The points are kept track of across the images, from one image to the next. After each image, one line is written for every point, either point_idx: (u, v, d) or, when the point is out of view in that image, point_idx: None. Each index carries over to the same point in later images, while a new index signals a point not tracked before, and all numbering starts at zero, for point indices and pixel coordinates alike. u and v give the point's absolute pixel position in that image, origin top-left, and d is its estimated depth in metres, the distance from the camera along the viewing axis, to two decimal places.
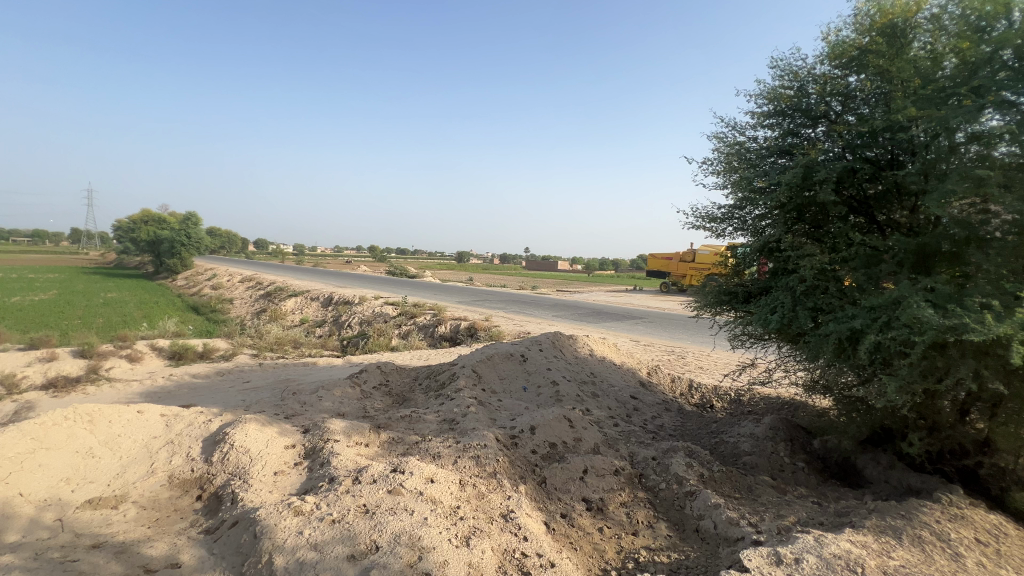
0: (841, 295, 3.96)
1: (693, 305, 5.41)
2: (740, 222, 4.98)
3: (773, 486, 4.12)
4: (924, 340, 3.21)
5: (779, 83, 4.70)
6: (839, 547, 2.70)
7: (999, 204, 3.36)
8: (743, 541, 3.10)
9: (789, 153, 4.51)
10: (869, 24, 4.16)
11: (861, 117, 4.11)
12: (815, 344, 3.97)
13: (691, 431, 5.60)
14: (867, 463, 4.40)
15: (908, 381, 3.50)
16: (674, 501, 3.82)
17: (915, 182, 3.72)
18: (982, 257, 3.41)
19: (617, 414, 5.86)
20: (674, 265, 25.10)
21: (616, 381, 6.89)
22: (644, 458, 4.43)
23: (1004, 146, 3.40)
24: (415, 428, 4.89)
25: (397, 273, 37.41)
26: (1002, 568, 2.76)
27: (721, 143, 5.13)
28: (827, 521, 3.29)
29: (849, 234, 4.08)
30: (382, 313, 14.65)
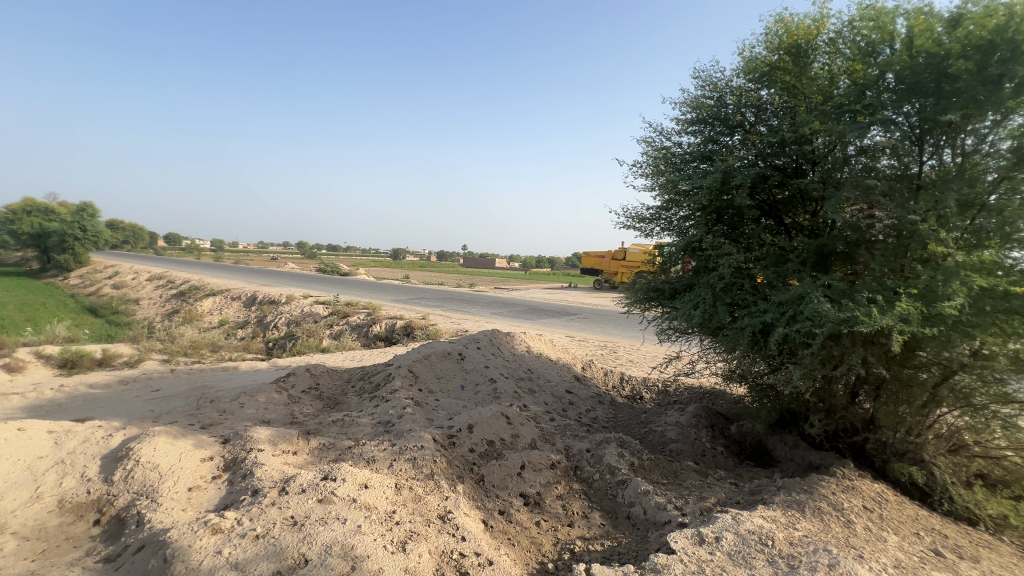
0: (754, 292, 4.31)
1: (625, 301, 5.66)
2: (666, 223, 5.29)
3: (696, 470, 4.41)
4: (823, 331, 3.57)
5: (701, 93, 5.05)
6: (754, 523, 2.93)
7: (883, 211, 3.79)
8: (669, 525, 3.28)
9: (709, 158, 4.82)
10: (778, 43, 4.55)
11: (771, 128, 4.47)
12: (733, 336, 4.30)
13: (623, 422, 5.86)
14: (776, 444, 4.82)
15: (810, 368, 3.89)
16: (608, 491, 3.97)
17: (815, 189, 4.12)
18: (869, 257, 3.85)
19: (554, 409, 5.99)
20: (606, 263, 26.10)
21: (552, 377, 7.05)
22: (579, 451, 4.56)
23: (886, 158, 3.88)
24: (348, 432, 4.71)
25: (328, 271, 35.73)
26: (884, 530, 3.14)
27: (649, 147, 5.42)
28: (742, 500, 3.58)
29: (761, 235, 4.45)
30: (312, 313, 13.95)
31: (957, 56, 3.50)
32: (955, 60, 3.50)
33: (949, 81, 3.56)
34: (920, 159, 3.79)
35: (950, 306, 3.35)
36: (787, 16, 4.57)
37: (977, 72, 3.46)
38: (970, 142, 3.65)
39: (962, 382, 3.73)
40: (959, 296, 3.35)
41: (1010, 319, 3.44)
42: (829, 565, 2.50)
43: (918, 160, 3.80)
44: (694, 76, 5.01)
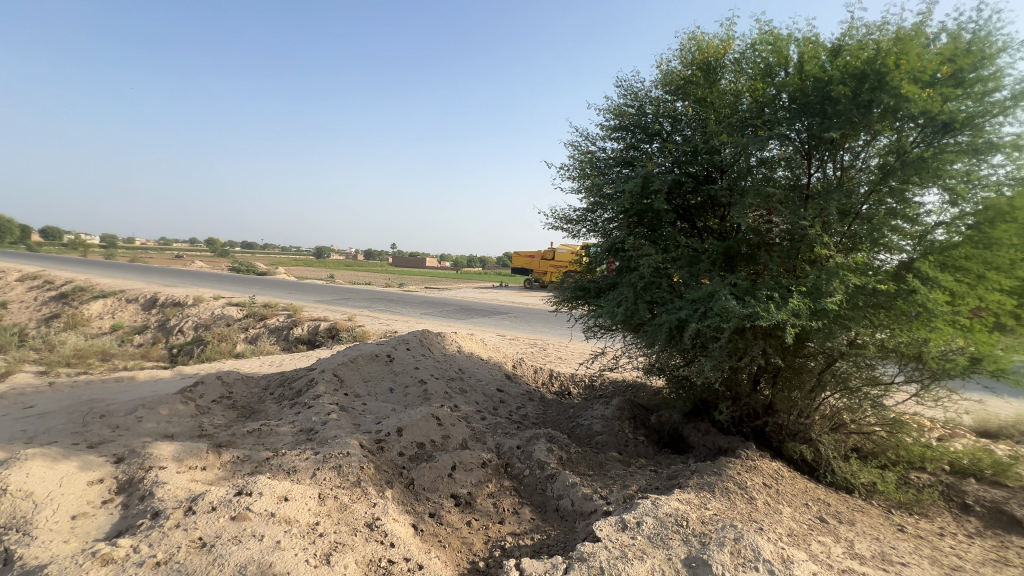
0: (671, 290, 4.62)
1: (554, 299, 5.84)
2: (592, 224, 5.53)
3: (619, 460, 4.64)
4: (729, 326, 3.91)
5: (623, 102, 5.32)
6: (671, 507, 3.14)
7: (779, 217, 4.21)
8: (595, 514, 3.42)
9: (630, 164, 5.10)
10: (691, 59, 4.91)
11: (685, 138, 4.80)
12: (652, 332, 4.58)
13: (552, 417, 6.02)
14: (690, 431, 5.20)
15: (718, 360, 4.24)
16: (537, 485, 4.06)
17: (723, 195, 4.48)
18: (768, 259, 4.26)
19: (485, 408, 6.02)
20: (536, 263, 26.70)
21: (483, 375, 7.08)
22: (509, 448, 4.62)
23: (781, 170, 4.34)
24: (266, 443, 4.41)
25: (242, 271, 33.15)
26: (780, 503, 3.51)
27: (576, 150, 5.64)
28: (661, 485, 3.83)
29: (677, 238, 4.77)
30: (224, 315, 12.88)
31: (836, 82, 3.98)
32: (836, 86, 3.97)
33: (831, 103, 4.03)
34: (809, 171, 4.30)
35: (832, 301, 3.80)
36: (699, 34, 4.94)
37: (853, 97, 3.95)
38: (847, 159, 4.17)
39: (842, 368, 4.25)
40: (839, 292, 3.80)
41: (877, 312, 3.97)
42: (735, 539, 2.74)
43: (807, 172, 4.30)
44: (616, 84, 5.27)
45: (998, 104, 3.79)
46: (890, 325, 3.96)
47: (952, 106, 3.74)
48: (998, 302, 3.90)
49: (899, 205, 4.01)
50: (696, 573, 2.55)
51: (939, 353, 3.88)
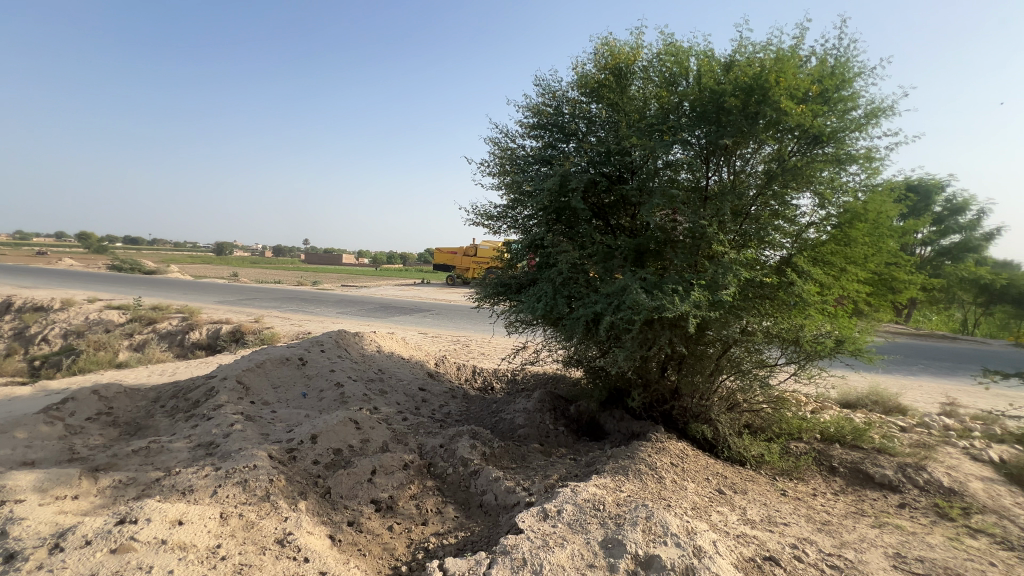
0: (587, 284, 4.82)
1: (476, 296, 5.85)
2: (513, 221, 5.61)
3: (541, 451, 4.76)
4: (640, 317, 4.17)
5: (542, 101, 5.44)
6: (589, 493, 3.29)
7: (682, 216, 4.56)
8: (518, 506, 3.47)
9: (548, 162, 5.27)
10: (604, 63, 5.12)
11: (599, 139, 5.01)
12: (570, 326, 4.75)
13: (475, 413, 6.03)
14: (607, 419, 5.48)
15: (630, 350, 4.51)
16: (461, 483, 4.04)
17: (633, 195, 4.73)
18: (673, 255, 4.59)
19: (407, 408, 5.87)
20: (458, 259, 26.51)
21: (405, 375, 6.90)
22: (432, 448, 4.56)
23: (684, 172, 4.67)
24: (157, 462, 3.95)
25: (124, 269, 29.29)
26: (684, 480, 3.82)
27: (496, 147, 5.67)
28: (579, 473, 3.99)
29: (592, 235, 4.96)
30: (102, 320, 11.30)
31: (729, 93, 4.36)
32: (729, 97, 4.36)
33: (725, 113, 4.42)
34: (707, 175, 4.69)
35: (727, 293, 4.19)
36: (611, 40, 5.17)
37: (743, 109, 4.37)
38: (739, 164, 4.60)
39: (736, 353, 4.70)
40: (733, 285, 4.19)
41: (763, 302, 4.45)
42: (646, 517, 2.93)
43: (706, 175, 4.67)
44: (535, 83, 5.36)
45: (854, 121, 4.41)
46: (774, 314, 4.45)
47: (820, 121, 4.28)
48: (856, 291, 4.54)
49: (780, 207, 4.51)
50: (612, 553, 2.70)
51: (812, 337, 4.44)
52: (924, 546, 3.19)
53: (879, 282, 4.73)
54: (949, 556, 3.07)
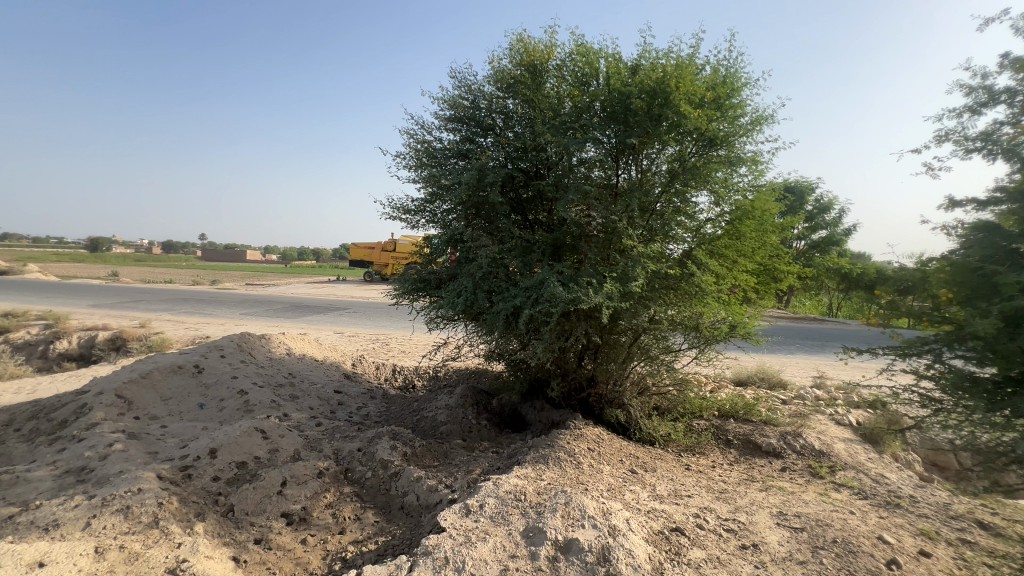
0: (507, 279, 4.85)
1: (395, 292, 5.67)
2: (431, 215, 5.51)
3: (464, 446, 4.74)
4: (558, 310, 4.29)
5: (458, 94, 5.39)
6: (511, 484, 3.34)
7: (596, 211, 4.75)
8: (441, 504, 3.41)
9: (466, 156, 5.27)
10: (519, 59, 5.17)
11: (516, 134, 5.09)
12: (491, 320, 4.78)
13: (395, 413, 5.85)
14: (528, 410, 5.59)
15: (549, 342, 4.65)
16: (381, 486, 3.89)
17: (550, 190, 4.90)
18: (588, 248, 4.77)
19: (321, 413, 5.55)
20: (376, 255, 25.52)
21: (319, 378, 6.51)
22: (349, 452, 4.35)
23: (597, 170, 4.88)
24: (11, 495, 3.38)
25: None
26: (600, 463, 4.01)
27: (412, 138, 5.53)
28: (502, 465, 4.03)
29: (511, 229, 5.01)
30: None
31: (635, 95, 4.60)
32: (634, 98, 4.60)
33: (632, 114, 4.65)
34: (617, 173, 4.93)
35: (636, 285, 4.44)
36: (525, 37, 5.22)
37: (648, 111, 4.63)
38: (645, 163, 4.90)
39: (645, 341, 5.01)
40: (641, 277, 4.46)
41: (668, 292, 4.79)
42: (565, 503, 3.03)
43: (616, 173, 4.91)
44: (450, 75, 5.29)
45: (743, 127, 4.85)
46: (677, 303, 4.79)
47: (714, 126, 4.66)
48: (745, 281, 5.03)
49: (681, 204, 4.86)
50: (533, 541, 2.76)
51: (710, 323, 4.86)
52: (801, 503, 3.65)
53: (764, 273, 5.27)
54: (820, 509, 3.54)
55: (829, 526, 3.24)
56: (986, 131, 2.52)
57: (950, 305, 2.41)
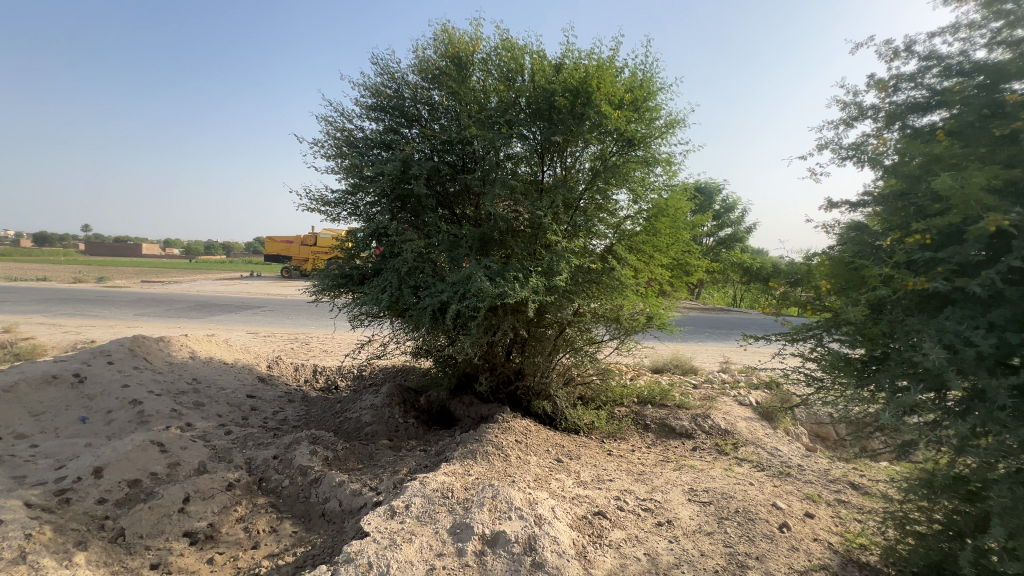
0: (434, 274, 4.77)
1: (314, 288, 5.37)
2: (353, 207, 5.28)
3: (390, 446, 4.60)
4: (485, 304, 4.28)
5: (380, 82, 5.19)
6: (439, 482, 3.28)
7: (523, 207, 4.81)
8: (365, 508, 3.27)
9: (389, 147, 5.10)
10: (444, 50, 5.08)
11: (442, 127, 5.00)
12: (417, 316, 4.68)
13: (316, 416, 5.54)
14: (456, 405, 5.55)
15: (477, 336, 4.65)
16: (299, 494, 3.67)
17: (477, 185, 4.87)
18: (515, 243, 4.81)
19: (230, 420, 5.12)
20: (294, 249, 23.97)
21: (228, 382, 5.99)
22: (263, 461, 4.05)
23: (524, 165, 4.98)
24: None
25: None
26: (528, 454, 4.08)
27: (331, 126, 5.25)
28: (430, 463, 3.97)
29: (438, 223, 4.92)
30: None
31: (559, 93, 4.70)
32: (558, 97, 4.70)
33: (556, 112, 4.75)
34: (543, 169, 5.02)
35: (560, 279, 4.54)
36: (450, 27, 5.12)
37: (572, 109, 4.74)
38: (570, 161, 5.03)
39: (570, 334, 5.17)
40: (565, 272, 4.58)
41: (591, 286, 4.97)
42: (492, 496, 3.04)
43: (542, 169, 5.00)
44: (372, 61, 5.07)
45: (658, 130, 5.10)
46: (599, 296, 4.99)
47: (633, 127, 4.84)
48: (660, 275, 5.34)
49: (603, 201, 5.06)
50: (460, 538, 2.75)
51: (629, 315, 5.12)
52: (709, 479, 3.97)
53: (677, 268, 5.61)
54: (725, 483, 3.87)
55: (732, 497, 3.55)
56: (855, 142, 2.81)
57: (829, 294, 2.70)
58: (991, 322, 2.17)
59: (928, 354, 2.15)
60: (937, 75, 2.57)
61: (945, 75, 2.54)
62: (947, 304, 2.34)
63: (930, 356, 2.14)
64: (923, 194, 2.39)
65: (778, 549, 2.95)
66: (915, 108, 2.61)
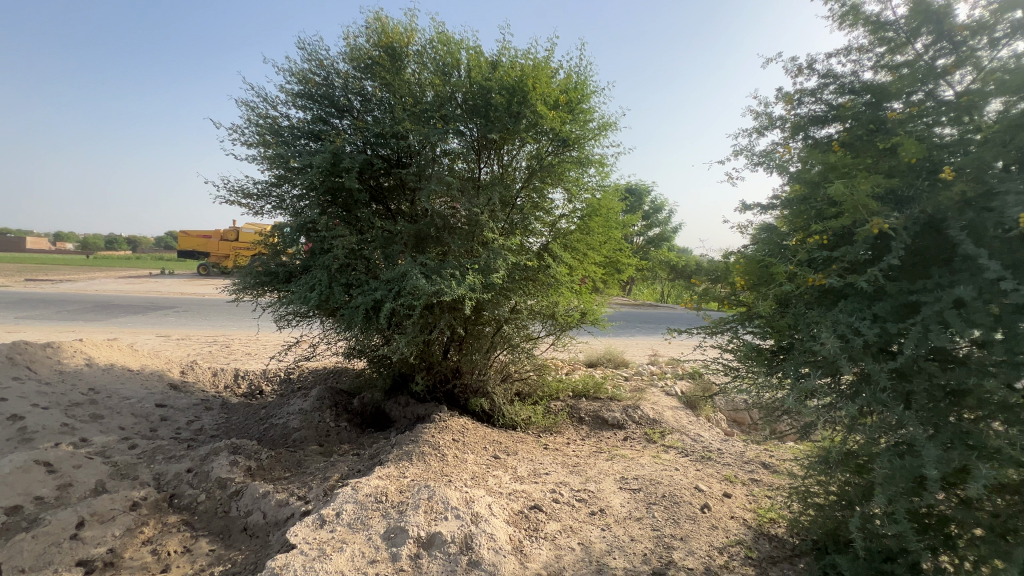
0: (367, 271, 4.64)
1: (234, 286, 5.01)
2: (278, 200, 5.00)
3: (321, 452, 4.39)
4: (420, 303, 4.20)
5: (308, 68, 4.92)
6: (372, 486, 3.17)
7: (459, 204, 4.76)
8: (292, 518, 3.08)
9: (318, 137, 4.86)
10: (377, 39, 4.89)
11: (375, 119, 4.82)
12: (349, 315, 4.50)
13: (237, 424, 5.17)
14: (392, 406, 5.41)
15: (412, 335, 4.57)
16: (217, 509, 3.40)
17: (412, 180, 4.75)
18: (451, 240, 4.75)
19: (136, 432, 4.65)
20: (213, 244, 22.16)
21: (134, 391, 5.44)
22: (175, 476, 3.72)
23: (461, 162, 4.96)
24: None
25: None
26: (465, 452, 4.06)
27: (252, 112, 4.91)
28: (363, 467, 3.83)
29: (371, 219, 4.75)
30: None
31: (495, 90, 4.66)
32: (495, 94, 4.67)
33: (492, 109, 4.73)
34: (479, 167, 5.01)
35: (497, 277, 4.54)
36: (383, 16, 4.94)
37: (508, 107, 4.73)
38: (506, 159, 5.05)
39: (507, 331, 5.20)
40: (502, 269, 4.57)
41: (527, 283, 5.02)
42: (428, 498, 2.99)
43: (479, 167, 5.00)
44: (298, 46, 4.79)
45: (591, 131, 5.19)
46: (536, 293, 5.04)
47: (568, 128, 4.90)
48: (594, 272, 5.50)
49: (539, 200, 5.13)
50: (394, 543, 2.68)
51: (564, 311, 5.24)
52: (638, 467, 4.16)
53: (609, 266, 5.80)
54: (653, 470, 4.08)
55: (659, 483, 3.75)
56: (765, 149, 3.06)
57: (743, 290, 2.92)
58: (876, 314, 2.44)
59: (825, 344, 2.39)
60: (834, 92, 2.85)
61: (840, 93, 2.83)
62: (841, 298, 2.61)
63: (826, 345, 2.38)
64: (821, 199, 2.65)
65: (700, 528, 3.16)
66: (815, 120, 2.88)
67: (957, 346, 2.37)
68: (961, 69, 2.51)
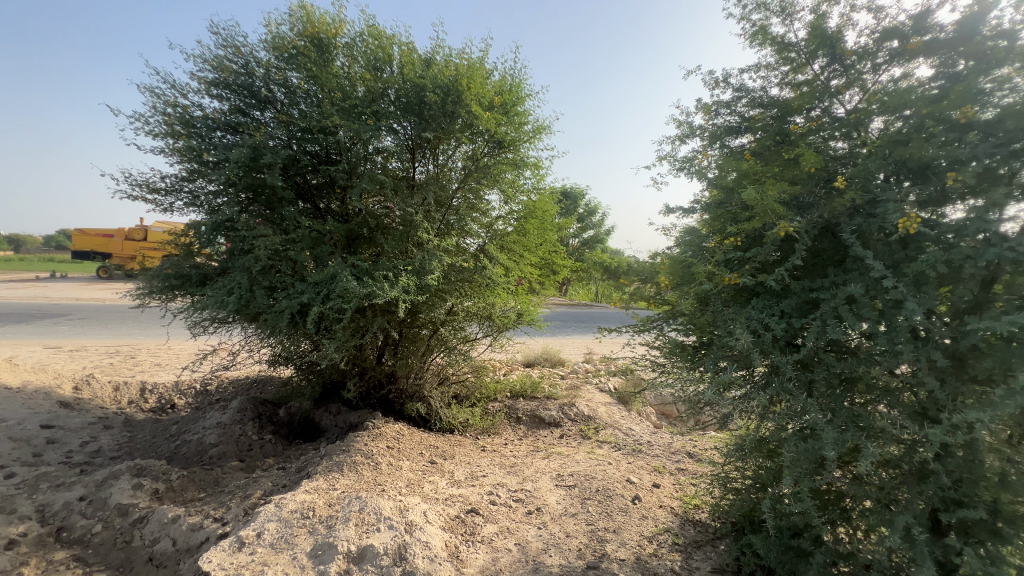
0: (294, 273, 4.37)
1: (139, 290, 4.54)
2: (190, 196, 4.61)
3: (241, 468, 4.08)
4: (351, 306, 4.04)
5: (223, 54, 4.57)
6: (298, 501, 2.99)
7: (392, 203, 4.62)
8: (205, 544, 2.82)
9: (236, 130, 4.55)
10: (302, 29, 4.63)
11: (300, 113, 4.55)
12: (273, 320, 4.22)
13: (144, 442, 4.69)
14: (322, 415, 5.15)
15: (343, 340, 4.37)
16: (117, 540, 3.06)
17: (342, 177, 4.58)
18: (384, 241, 4.61)
19: (16, 459, 4.08)
20: (116, 244, 19.99)
21: (14, 411, 4.77)
22: (64, 506, 3.30)
23: (394, 161, 4.82)
24: None
25: None
26: (400, 459, 3.94)
27: (157, 99, 4.49)
28: (289, 481, 3.60)
29: (297, 218, 4.44)
30: None
31: (429, 88, 4.56)
32: (429, 93, 4.56)
33: (426, 107, 4.63)
34: (414, 166, 4.89)
35: (432, 278, 4.44)
36: (309, 5, 4.68)
37: (442, 106, 4.64)
38: (442, 159, 4.98)
39: (444, 333, 5.11)
40: (437, 270, 4.45)
41: (464, 285, 4.94)
42: (359, 510, 2.86)
43: (414, 167, 4.89)
44: (212, 30, 4.45)
45: (527, 134, 5.22)
46: (473, 295, 4.99)
47: (503, 129, 4.89)
48: (529, 273, 5.54)
49: (475, 201, 5.09)
50: (321, 560, 2.54)
51: (501, 312, 5.24)
52: (574, 463, 4.25)
53: (545, 267, 5.87)
54: (588, 465, 4.18)
55: (594, 477, 3.85)
56: (686, 156, 3.25)
57: (667, 289, 3.08)
58: (783, 310, 2.66)
59: (739, 339, 2.57)
60: (746, 105, 3.09)
61: (751, 106, 3.07)
62: (754, 296, 2.82)
63: (739, 340, 2.56)
64: (735, 204, 2.85)
65: (631, 519, 3.29)
66: (730, 131, 3.09)
67: (850, 337, 2.62)
68: (851, 89, 2.80)
